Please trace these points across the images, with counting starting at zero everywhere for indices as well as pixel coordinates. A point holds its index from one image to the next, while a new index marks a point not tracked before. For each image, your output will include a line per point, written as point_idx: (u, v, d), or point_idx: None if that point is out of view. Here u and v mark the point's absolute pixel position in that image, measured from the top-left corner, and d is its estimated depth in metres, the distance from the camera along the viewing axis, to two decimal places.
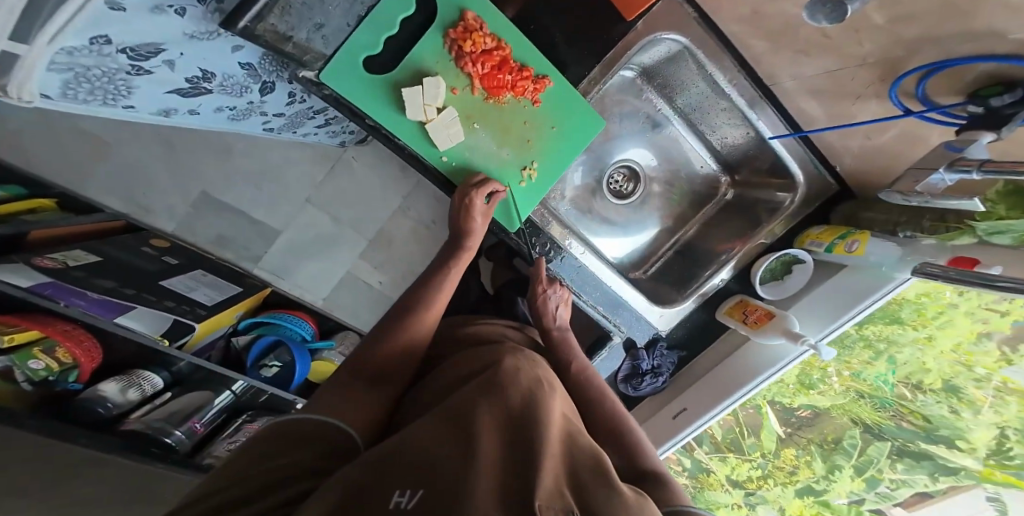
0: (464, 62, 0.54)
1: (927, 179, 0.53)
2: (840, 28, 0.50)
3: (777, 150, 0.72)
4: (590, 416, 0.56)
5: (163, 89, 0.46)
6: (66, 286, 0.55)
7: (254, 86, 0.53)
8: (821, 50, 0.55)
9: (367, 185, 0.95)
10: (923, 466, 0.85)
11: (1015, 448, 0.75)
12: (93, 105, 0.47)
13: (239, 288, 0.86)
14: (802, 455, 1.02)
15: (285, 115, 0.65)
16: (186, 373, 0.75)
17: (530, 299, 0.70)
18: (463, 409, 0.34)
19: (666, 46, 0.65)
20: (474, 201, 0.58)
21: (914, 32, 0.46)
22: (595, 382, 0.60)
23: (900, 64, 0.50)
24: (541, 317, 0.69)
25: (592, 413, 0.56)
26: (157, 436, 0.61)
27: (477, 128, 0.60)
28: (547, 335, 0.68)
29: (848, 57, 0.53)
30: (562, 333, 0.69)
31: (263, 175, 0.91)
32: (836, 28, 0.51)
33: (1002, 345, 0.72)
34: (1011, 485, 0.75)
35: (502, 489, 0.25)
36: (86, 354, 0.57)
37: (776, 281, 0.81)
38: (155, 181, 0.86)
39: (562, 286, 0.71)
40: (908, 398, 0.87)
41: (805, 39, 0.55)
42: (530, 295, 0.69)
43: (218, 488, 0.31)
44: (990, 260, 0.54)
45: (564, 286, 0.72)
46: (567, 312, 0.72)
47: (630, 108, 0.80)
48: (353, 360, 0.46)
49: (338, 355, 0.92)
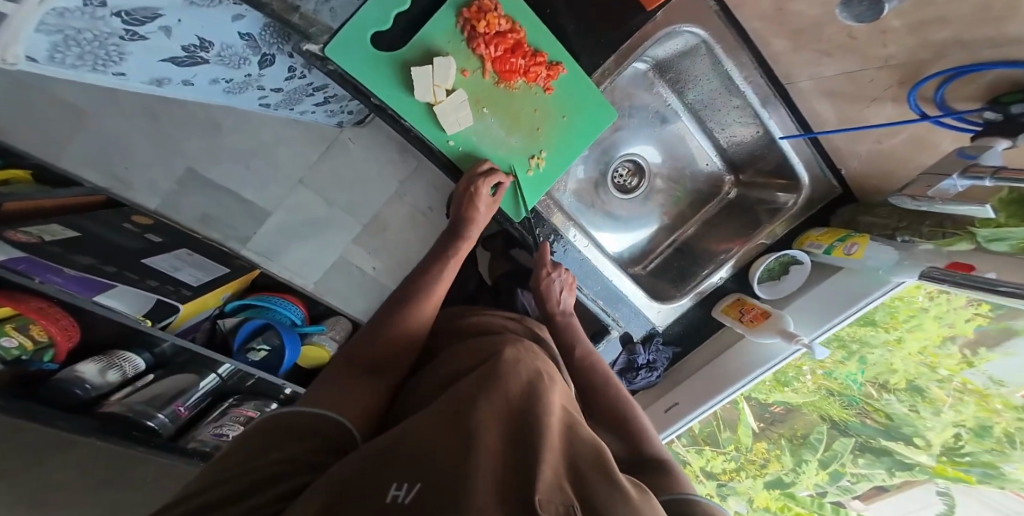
0: (476, 43, 0.53)
1: (939, 185, 0.56)
2: (866, 28, 0.51)
3: (786, 150, 0.73)
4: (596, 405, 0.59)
5: (158, 56, 0.43)
6: (40, 261, 0.52)
7: (253, 58, 0.50)
8: (844, 51, 0.55)
9: (367, 168, 0.93)
10: (882, 461, 0.92)
11: (966, 444, 0.81)
12: (82, 71, 0.44)
13: (226, 269, 0.85)
14: (772, 449, 1.07)
15: (284, 90, 0.62)
16: (170, 355, 0.73)
17: (534, 283, 0.71)
18: (462, 401, 0.33)
19: (684, 39, 0.64)
20: (479, 189, 0.57)
21: (944, 35, 0.45)
22: (598, 368, 0.63)
23: (922, 68, 0.50)
24: (545, 300, 0.70)
25: (597, 409, 0.58)
26: (139, 419, 0.58)
27: (486, 112, 0.59)
28: (552, 319, 0.71)
29: (871, 59, 0.54)
30: (566, 317, 0.71)
31: (252, 154, 0.87)
32: (863, 29, 0.51)
33: (964, 348, 0.76)
34: (958, 479, 0.82)
35: (502, 483, 0.25)
36: (63, 332, 0.54)
37: (772, 282, 0.83)
38: (138, 155, 0.82)
39: (567, 270, 0.72)
40: (874, 396, 0.91)
41: (829, 39, 0.55)
42: (534, 280, 0.70)
43: (209, 484, 0.30)
44: (983, 268, 0.57)
45: (568, 271, 0.73)
46: (570, 298, 0.73)
47: (640, 102, 0.79)
48: (351, 349, 0.45)
49: (328, 339, 0.90)
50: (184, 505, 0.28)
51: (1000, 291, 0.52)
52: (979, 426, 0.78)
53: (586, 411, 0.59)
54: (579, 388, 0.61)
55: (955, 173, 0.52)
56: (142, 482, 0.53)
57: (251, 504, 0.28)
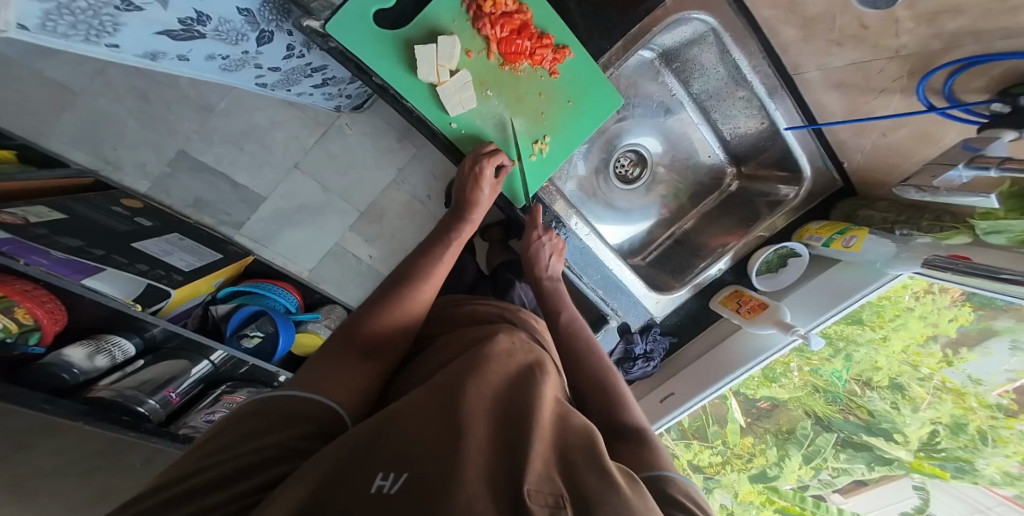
0: (482, 23, 0.52)
1: (943, 174, 0.54)
2: (879, 17, 0.51)
3: (789, 142, 0.73)
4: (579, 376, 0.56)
5: (153, 29, 0.42)
6: (25, 243, 0.51)
7: (251, 35, 0.49)
8: (855, 41, 0.55)
9: (364, 153, 0.92)
10: (862, 455, 0.94)
11: (942, 441, 0.84)
12: (73, 42, 0.41)
13: (220, 256, 0.83)
14: (758, 443, 1.10)
15: (281, 70, 0.61)
16: (160, 340, 0.72)
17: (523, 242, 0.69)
18: (452, 387, 0.33)
19: (693, 27, 0.64)
20: (483, 171, 0.57)
21: (959, 25, 0.46)
22: (582, 334, 0.62)
23: (933, 58, 0.50)
24: (534, 264, 0.69)
25: (577, 377, 0.56)
26: (129, 404, 0.57)
27: (490, 95, 0.59)
28: (539, 285, 0.70)
29: (881, 50, 0.54)
30: (553, 283, 0.70)
31: (244, 137, 0.85)
32: (876, 18, 0.51)
33: (946, 347, 0.78)
34: (933, 474, 0.85)
35: (491, 476, 0.25)
36: (48, 315, 0.53)
37: (769, 274, 0.85)
38: (125, 136, 0.79)
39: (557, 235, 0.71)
40: (857, 394, 0.93)
41: (841, 29, 0.55)
42: (524, 241, 0.68)
43: (191, 471, 0.29)
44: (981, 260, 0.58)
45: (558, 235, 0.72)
46: (559, 264, 0.72)
47: (647, 91, 0.79)
48: (345, 331, 0.45)
49: (323, 327, 0.91)
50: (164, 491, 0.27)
51: (1004, 278, 0.53)
52: (955, 423, 0.81)
53: (571, 385, 0.57)
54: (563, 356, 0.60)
55: (960, 165, 0.51)
56: (132, 467, 0.53)
57: (234, 490, 0.27)
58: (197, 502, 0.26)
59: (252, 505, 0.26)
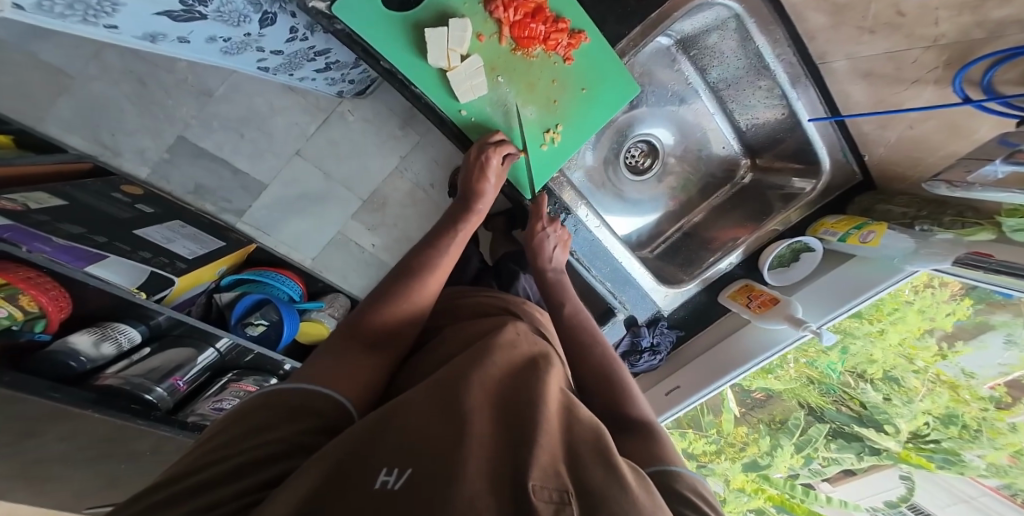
0: (494, 6, 0.51)
1: (981, 170, 0.54)
2: (915, 5, 0.49)
3: (810, 132, 0.71)
4: (581, 369, 0.56)
5: (154, 10, 0.40)
6: (25, 229, 0.50)
7: (253, 16, 0.47)
8: (888, 28, 0.53)
9: (367, 141, 0.91)
10: (853, 446, 0.96)
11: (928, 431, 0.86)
12: (69, 23, 0.39)
13: (222, 243, 0.84)
14: (751, 433, 1.10)
15: (283, 53, 0.59)
16: (165, 328, 0.72)
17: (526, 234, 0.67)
18: (457, 380, 0.33)
19: (715, 12, 0.62)
20: (490, 160, 0.56)
21: (1004, 13, 0.43)
22: (589, 329, 0.61)
23: (972, 50, 0.48)
24: (537, 256, 0.67)
25: (579, 364, 0.56)
26: (138, 393, 0.57)
27: (501, 81, 0.57)
28: (544, 277, 0.68)
29: (916, 39, 0.52)
30: (557, 274, 0.69)
31: (244, 123, 0.83)
32: (912, 5, 0.49)
33: (941, 341, 0.78)
34: (920, 465, 0.86)
35: (494, 474, 0.24)
36: (54, 304, 0.52)
37: (782, 268, 0.84)
38: (123, 121, 0.77)
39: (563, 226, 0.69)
40: (851, 386, 0.93)
41: (874, 15, 0.53)
42: (527, 232, 0.66)
43: (196, 468, 0.28)
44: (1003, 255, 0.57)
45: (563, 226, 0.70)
46: (564, 256, 0.70)
47: (660, 79, 0.77)
48: (349, 323, 0.44)
49: (327, 316, 0.91)
50: (168, 488, 0.26)
51: None
52: (947, 414, 0.82)
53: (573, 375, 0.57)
54: (567, 345, 0.59)
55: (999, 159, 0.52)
56: (140, 454, 0.54)
57: (240, 486, 0.26)
58: (205, 496, 0.26)
59: (254, 502, 0.26)
